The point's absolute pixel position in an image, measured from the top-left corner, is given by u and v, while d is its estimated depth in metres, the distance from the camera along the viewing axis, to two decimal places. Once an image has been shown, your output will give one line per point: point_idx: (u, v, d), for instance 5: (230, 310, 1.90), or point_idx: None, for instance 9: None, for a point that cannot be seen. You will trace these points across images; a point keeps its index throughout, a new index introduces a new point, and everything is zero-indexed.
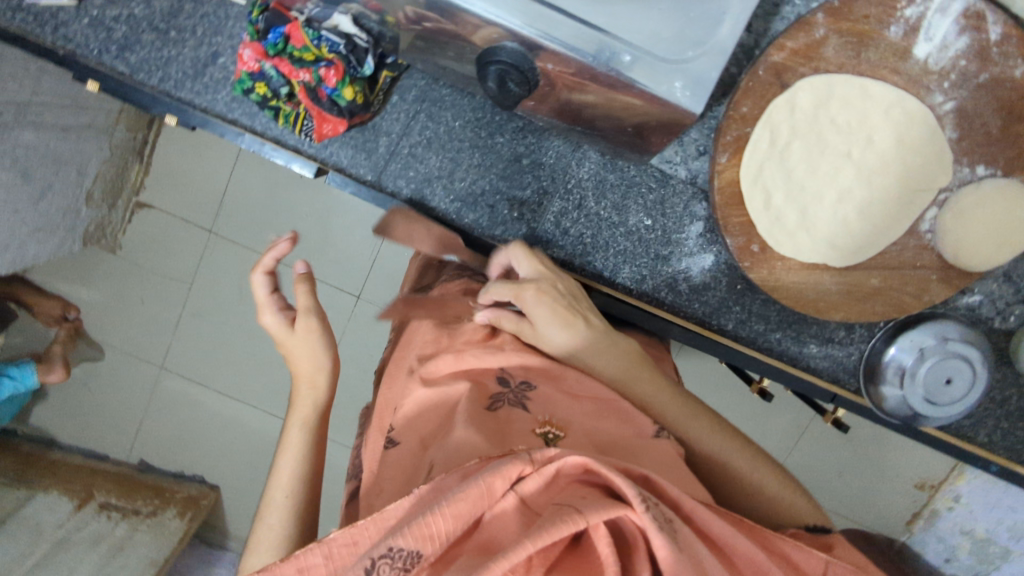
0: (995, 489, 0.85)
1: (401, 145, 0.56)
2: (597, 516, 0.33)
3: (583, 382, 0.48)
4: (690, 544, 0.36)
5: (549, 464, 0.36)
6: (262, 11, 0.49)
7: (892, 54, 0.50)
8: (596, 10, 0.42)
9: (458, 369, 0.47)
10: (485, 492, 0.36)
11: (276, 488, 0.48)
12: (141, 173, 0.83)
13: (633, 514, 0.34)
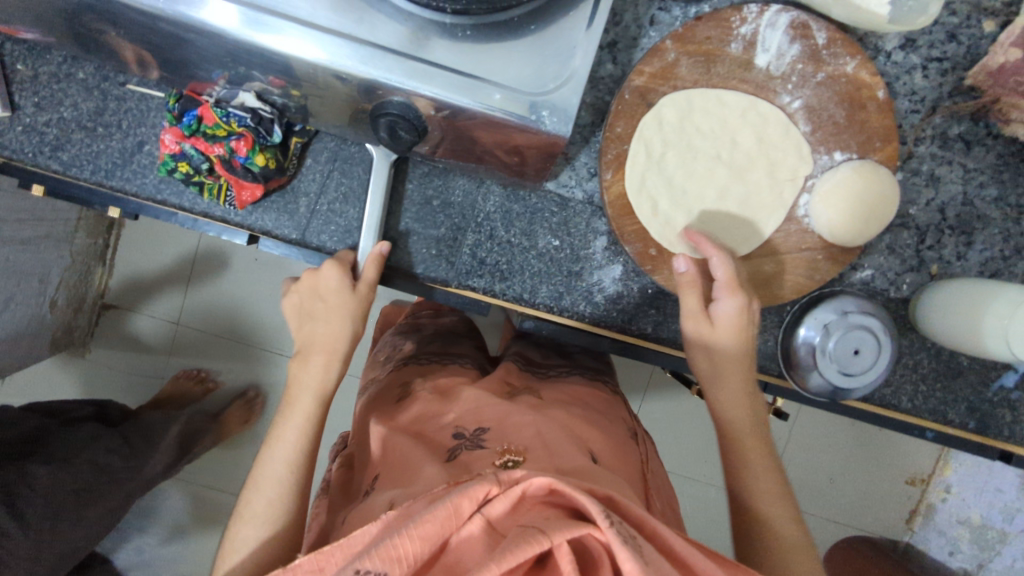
0: (977, 476, 1.12)
1: (320, 203, 0.61)
2: (561, 536, 0.39)
3: (528, 433, 0.56)
4: (651, 556, 0.41)
5: (517, 488, 0.43)
6: (177, 99, 0.56)
7: (738, 67, 0.58)
8: (465, 60, 0.49)
9: (412, 436, 0.59)
10: (453, 512, 0.43)
11: (269, 477, 0.53)
12: (103, 275, 1.16)
13: (600, 530, 0.40)
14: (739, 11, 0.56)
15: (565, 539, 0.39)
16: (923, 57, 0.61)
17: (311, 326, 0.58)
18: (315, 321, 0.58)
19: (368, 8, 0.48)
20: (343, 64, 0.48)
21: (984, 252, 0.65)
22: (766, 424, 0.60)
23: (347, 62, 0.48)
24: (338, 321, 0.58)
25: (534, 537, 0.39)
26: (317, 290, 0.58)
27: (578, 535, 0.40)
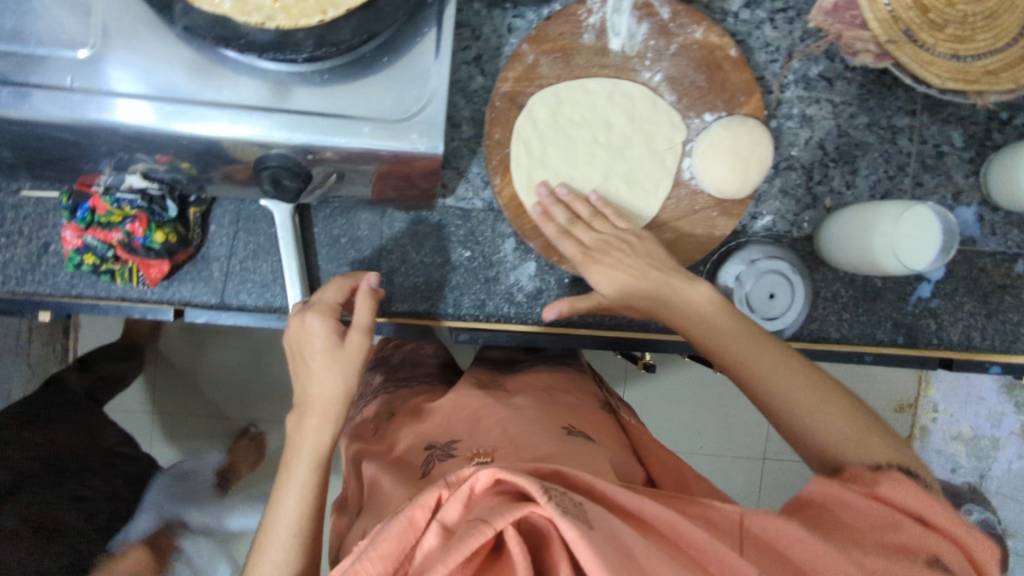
0: (960, 388, 1.18)
1: (232, 264, 0.63)
2: (504, 520, 0.37)
3: (493, 433, 0.58)
4: (603, 520, 0.39)
5: (463, 487, 0.41)
6: (69, 197, 0.57)
7: (595, 55, 0.61)
8: (328, 102, 0.52)
9: (391, 461, 0.60)
10: (409, 524, 0.41)
11: (277, 525, 0.50)
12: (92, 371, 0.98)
13: (541, 505, 0.38)
14: (583, 4, 0.59)
15: (508, 521, 0.37)
16: (768, 10, 0.65)
17: (303, 389, 0.53)
18: (308, 382, 0.53)
19: (228, 70, 0.51)
20: (288, 133, 0.51)
21: (870, 176, 0.69)
22: (714, 301, 0.54)
23: (294, 133, 0.51)
24: (338, 376, 0.52)
25: (476, 527, 0.37)
26: (308, 349, 0.53)
27: (521, 515, 0.38)
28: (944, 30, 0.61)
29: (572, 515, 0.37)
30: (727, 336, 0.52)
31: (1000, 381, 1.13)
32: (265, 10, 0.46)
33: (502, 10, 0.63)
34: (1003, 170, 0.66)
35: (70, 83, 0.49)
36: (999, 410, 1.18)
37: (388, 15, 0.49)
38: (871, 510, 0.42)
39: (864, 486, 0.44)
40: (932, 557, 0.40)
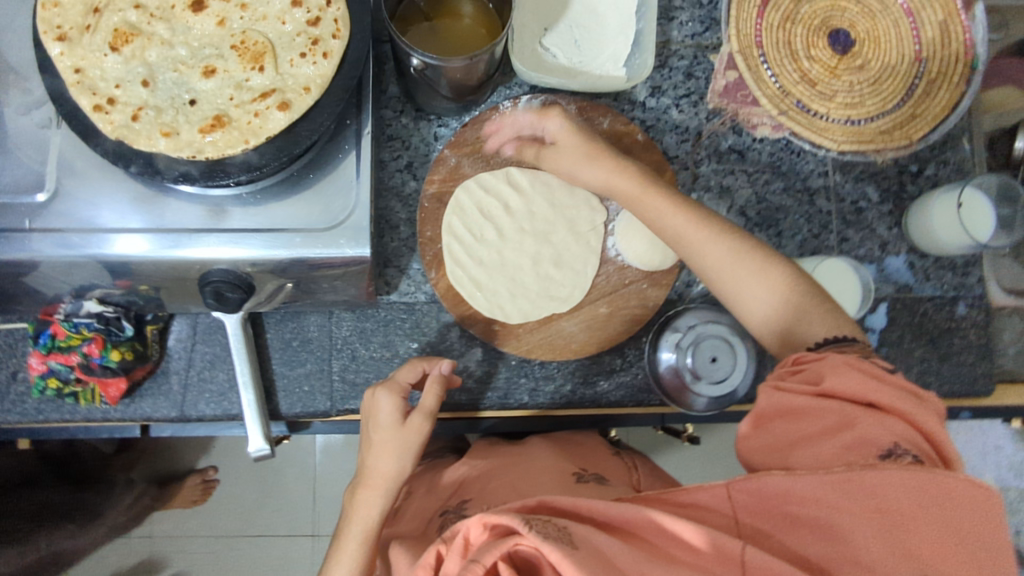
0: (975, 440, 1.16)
1: (190, 375, 0.65)
2: (491, 555, 0.42)
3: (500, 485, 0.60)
4: (583, 538, 0.44)
5: (457, 539, 0.45)
6: (34, 327, 0.62)
7: (513, 153, 0.67)
8: (258, 219, 0.58)
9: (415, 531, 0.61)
10: None
11: None
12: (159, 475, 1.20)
13: (525, 536, 0.43)
14: (497, 109, 0.67)
15: (496, 558, 0.42)
16: (672, 97, 0.72)
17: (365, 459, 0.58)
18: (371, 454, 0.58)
19: (171, 198, 0.57)
20: (244, 249, 0.56)
21: (796, 236, 0.72)
22: (673, 199, 0.58)
23: (256, 249, 0.56)
24: (392, 456, 0.57)
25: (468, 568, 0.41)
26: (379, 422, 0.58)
27: (510, 549, 0.43)
28: (834, 98, 0.70)
29: (554, 542, 0.42)
30: (663, 206, 0.58)
31: (1012, 425, 1.13)
32: (194, 145, 0.53)
33: (428, 121, 0.70)
34: (919, 221, 0.70)
35: (26, 222, 0.55)
36: (1018, 459, 1.17)
37: (305, 139, 0.54)
38: (827, 411, 0.46)
39: (811, 385, 0.47)
40: (891, 445, 0.43)
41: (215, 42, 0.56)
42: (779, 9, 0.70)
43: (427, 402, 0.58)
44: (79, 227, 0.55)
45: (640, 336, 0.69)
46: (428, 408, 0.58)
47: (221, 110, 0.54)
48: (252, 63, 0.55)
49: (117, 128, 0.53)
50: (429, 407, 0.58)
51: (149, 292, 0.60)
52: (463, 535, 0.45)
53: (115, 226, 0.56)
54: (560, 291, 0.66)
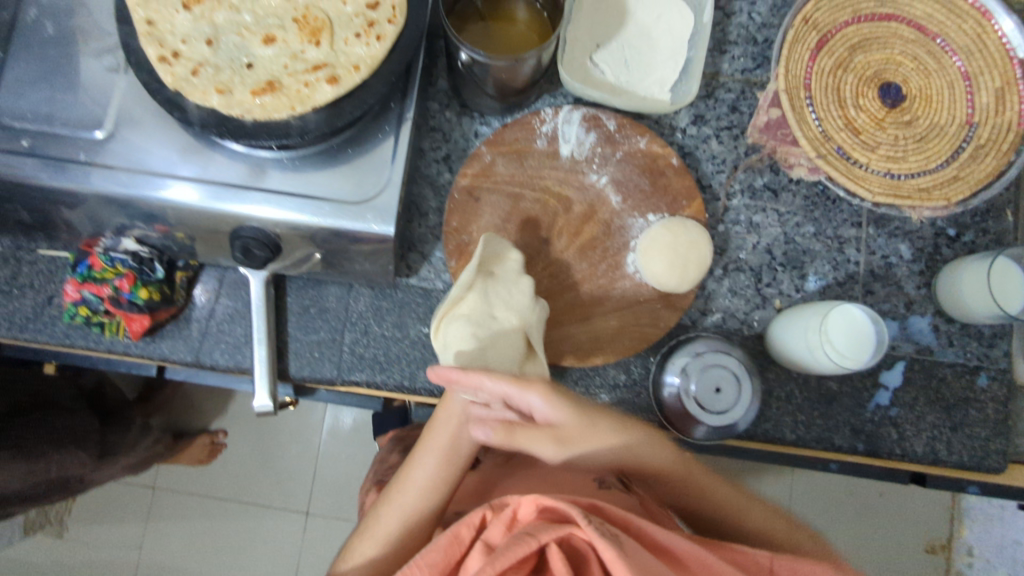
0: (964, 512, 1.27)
1: (210, 325, 0.68)
2: (547, 534, 0.48)
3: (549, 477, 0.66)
4: (635, 550, 0.47)
5: (507, 511, 0.53)
6: (74, 257, 0.66)
7: (547, 157, 0.68)
8: (296, 183, 0.60)
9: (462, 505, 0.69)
10: (454, 539, 0.53)
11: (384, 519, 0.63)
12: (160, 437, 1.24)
13: (581, 527, 0.48)
14: (537, 115, 0.68)
15: (551, 538, 0.48)
16: (714, 128, 0.73)
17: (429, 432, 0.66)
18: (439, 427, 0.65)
19: (215, 153, 0.60)
20: (279, 212, 0.59)
21: (819, 282, 0.71)
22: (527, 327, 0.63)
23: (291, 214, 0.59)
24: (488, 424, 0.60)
25: (525, 539, 0.48)
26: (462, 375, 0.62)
27: (562, 534, 0.48)
28: (876, 150, 0.69)
29: (606, 538, 0.47)
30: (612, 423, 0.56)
31: None
32: (244, 105, 0.56)
33: (471, 118, 0.72)
34: (949, 283, 0.68)
35: (87, 157, 0.59)
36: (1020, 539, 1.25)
37: (349, 113, 0.57)
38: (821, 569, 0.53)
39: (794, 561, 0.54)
40: None
41: (277, 13, 0.59)
42: (831, 56, 0.69)
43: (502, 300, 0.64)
44: (142, 171, 0.59)
45: (648, 355, 0.69)
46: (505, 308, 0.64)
47: (274, 76, 0.57)
48: (309, 37, 0.58)
49: (177, 80, 0.56)
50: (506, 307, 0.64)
51: (180, 238, 0.63)
52: (515, 509, 0.53)
53: (171, 174, 0.60)
54: (574, 299, 0.66)
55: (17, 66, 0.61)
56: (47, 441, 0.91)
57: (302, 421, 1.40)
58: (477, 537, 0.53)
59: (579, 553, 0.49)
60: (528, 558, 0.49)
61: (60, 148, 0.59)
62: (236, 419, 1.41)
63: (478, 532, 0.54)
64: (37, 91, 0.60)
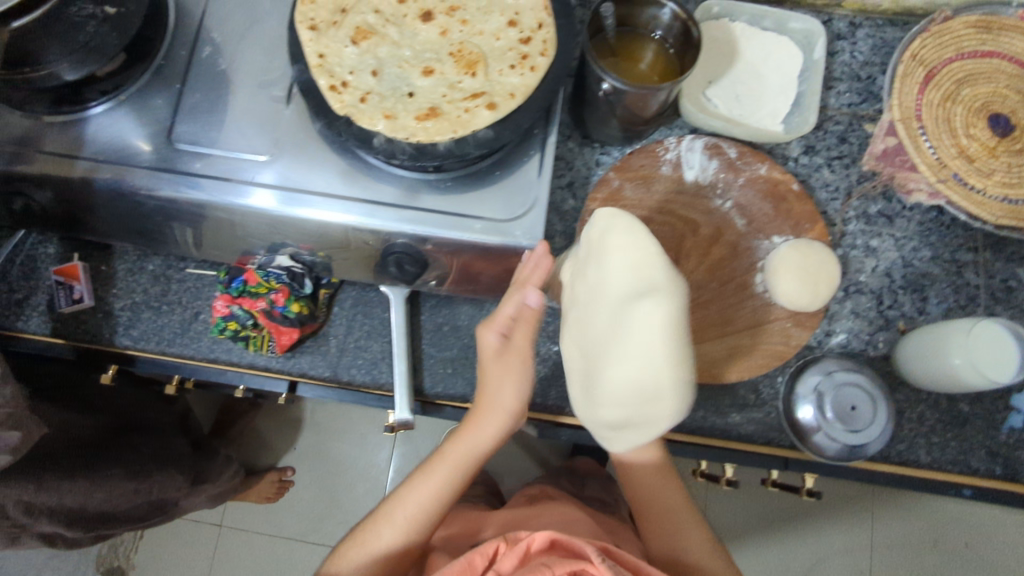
0: None
1: (348, 342, 0.72)
2: (561, 567, 0.55)
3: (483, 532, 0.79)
4: None
5: (522, 545, 0.60)
6: (227, 273, 0.71)
7: (672, 183, 0.71)
8: (446, 203, 0.63)
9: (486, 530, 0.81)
10: (468, 564, 0.60)
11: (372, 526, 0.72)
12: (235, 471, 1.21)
13: (594, 565, 0.56)
14: (661, 144, 0.72)
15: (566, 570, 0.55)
16: (825, 157, 0.75)
17: (497, 384, 0.68)
18: (503, 381, 0.68)
19: (370, 176, 0.64)
20: (430, 228, 0.62)
21: (940, 304, 0.72)
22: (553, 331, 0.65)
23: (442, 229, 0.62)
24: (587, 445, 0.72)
25: (541, 567, 0.56)
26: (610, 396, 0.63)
27: (577, 569, 0.55)
28: (992, 176, 0.70)
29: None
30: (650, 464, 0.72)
31: None
32: (408, 129, 0.60)
33: (591, 148, 0.76)
34: None
35: (252, 178, 0.63)
36: None
37: (506, 136, 0.60)
38: None
39: None
40: None
41: (434, 48, 0.65)
42: (939, 88, 0.72)
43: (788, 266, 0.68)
44: (236, 180, 0.63)
45: (776, 376, 0.71)
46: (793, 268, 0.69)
47: (434, 103, 0.62)
48: (465, 69, 0.63)
49: (346, 107, 0.61)
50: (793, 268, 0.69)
51: (328, 254, 0.67)
52: (528, 543, 0.61)
53: (256, 183, 0.63)
54: (704, 317, 0.68)
55: (189, 97, 0.66)
56: (151, 460, 0.96)
57: (372, 461, 1.40)
58: (490, 565, 0.60)
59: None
60: None
61: (228, 171, 0.64)
62: (306, 458, 1.41)
63: (490, 561, 0.61)
64: (207, 119, 0.65)
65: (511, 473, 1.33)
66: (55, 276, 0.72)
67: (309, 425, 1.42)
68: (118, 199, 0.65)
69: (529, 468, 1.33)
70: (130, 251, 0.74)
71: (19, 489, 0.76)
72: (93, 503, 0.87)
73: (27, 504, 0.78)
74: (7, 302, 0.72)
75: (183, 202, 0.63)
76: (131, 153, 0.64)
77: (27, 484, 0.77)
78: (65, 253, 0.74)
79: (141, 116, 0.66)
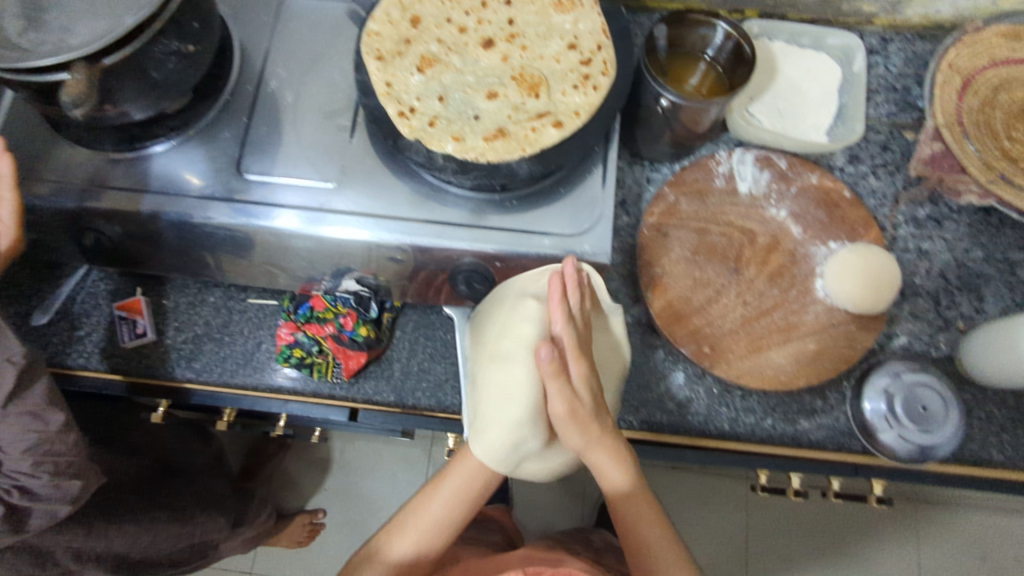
0: None
1: (412, 364, 0.72)
2: None
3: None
4: None
5: None
6: (292, 301, 0.72)
7: (727, 195, 0.72)
8: (514, 221, 0.64)
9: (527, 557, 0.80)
10: None
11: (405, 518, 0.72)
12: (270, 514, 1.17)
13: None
14: (713, 158, 0.74)
15: None
16: (870, 165, 0.77)
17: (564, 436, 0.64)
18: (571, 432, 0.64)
19: (438, 200, 0.65)
20: (498, 245, 0.63)
21: (998, 303, 0.73)
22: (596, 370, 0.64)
23: (510, 246, 0.63)
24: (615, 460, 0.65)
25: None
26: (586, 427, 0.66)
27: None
28: None
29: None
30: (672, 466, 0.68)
31: None
32: (477, 149, 0.62)
33: (642, 165, 0.78)
34: None
35: (321, 204, 0.64)
36: None
37: (571, 154, 0.62)
38: None
39: None
40: None
41: (497, 74, 0.67)
42: (978, 95, 0.75)
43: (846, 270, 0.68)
44: (301, 207, 0.64)
45: (842, 381, 0.70)
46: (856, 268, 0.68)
47: (500, 125, 0.63)
48: (529, 91, 0.65)
49: (416, 131, 0.62)
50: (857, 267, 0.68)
51: (391, 278, 0.68)
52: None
53: (323, 208, 0.64)
54: (770, 323, 0.69)
55: (256, 130, 0.68)
56: (196, 504, 0.90)
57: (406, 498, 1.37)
58: None
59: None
60: None
61: (298, 199, 0.65)
62: (339, 497, 1.38)
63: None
64: (273, 151, 0.67)
65: (550, 504, 1.31)
66: (118, 310, 0.72)
67: (341, 464, 1.40)
68: (188, 230, 0.66)
69: (568, 499, 1.31)
70: (191, 284, 0.74)
71: (70, 535, 0.74)
72: (141, 549, 0.83)
73: (77, 551, 0.76)
74: (67, 339, 0.71)
75: (254, 231, 0.64)
76: (203, 186, 0.65)
77: (77, 529, 0.74)
78: (126, 288, 0.74)
79: (210, 149, 0.67)
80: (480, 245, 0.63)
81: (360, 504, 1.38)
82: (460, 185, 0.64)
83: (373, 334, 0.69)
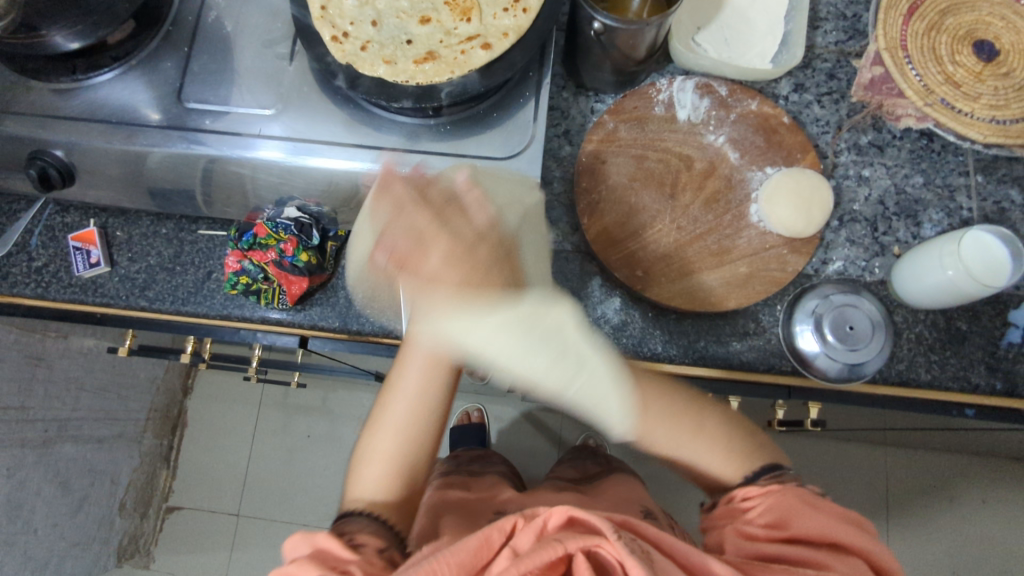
0: None
1: (356, 292, 0.76)
2: (576, 543, 0.49)
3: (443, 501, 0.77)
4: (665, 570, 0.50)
5: (537, 520, 0.53)
6: (237, 229, 0.74)
7: (665, 123, 0.73)
8: (448, 146, 0.65)
9: (514, 493, 0.81)
10: (484, 542, 0.52)
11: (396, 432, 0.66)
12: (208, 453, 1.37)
13: (611, 542, 0.50)
14: (653, 86, 0.74)
15: (578, 546, 0.49)
16: (815, 94, 0.76)
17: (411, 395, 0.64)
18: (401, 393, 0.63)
19: (373, 125, 0.65)
20: (428, 168, 0.64)
21: (935, 229, 0.73)
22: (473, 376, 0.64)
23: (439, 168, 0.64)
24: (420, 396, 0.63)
25: (554, 544, 0.49)
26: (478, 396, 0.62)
27: (591, 545, 0.50)
28: (979, 99, 0.73)
29: (638, 558, 0.49)
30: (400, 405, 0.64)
31: None
32: (409, 72, 0.62)
33: (586, 97, 0.78)
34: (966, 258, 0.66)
35: (260, 131, 0.65)
36: None
37: (503, 74, 0.62)
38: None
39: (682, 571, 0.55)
40: None
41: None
42: (923, 19, 0.75)
43: (781, 190, 0.70)
44: (243, 134, 0.65)
45: (775, 303, 0.72)
46: (788, 189, 0.70)
47: (431, 49, 0.63)
48: (461, 15, 0.65)
49: (348, 55, 0.62)
50: (788, 188, 0.70)
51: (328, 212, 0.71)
52: (545, 518, 0.53)
53: (263, 135, 0.65)
54: (703, 247, 0.71)
55: (196, 61, 0.68)
56: None
57: None
58: (507, 539, 0.53)
59: (603, 567, 0.51)
60: (556, 567, 0.50)
61: (236, 127, 0.66)
62: (318, 442, 1.42)
63: (508, 539, 0.53)
64: (215, 80, 0.67)
65: (524, 450, 1.34)
66: (71, 242, 0.75)
67: (322, 410, 1.44)
68: (131, 160, 0.67)
69: (542, 445, 1.34)
70: (143, 217, 0.77)
71: None
72: None
73: None
74: (25, 272, 0.75)
75: (194, 159, 0.66)
76: (145, 118, 0.66)
77: None
78: (81, 221, 0.77)
79: (153, 81, 0.67)
80: (411, 169, 0.64)
81: (337, 448, 1.42)
82: (395, 110, 0.64)
83: (312, 261, 0.72)
